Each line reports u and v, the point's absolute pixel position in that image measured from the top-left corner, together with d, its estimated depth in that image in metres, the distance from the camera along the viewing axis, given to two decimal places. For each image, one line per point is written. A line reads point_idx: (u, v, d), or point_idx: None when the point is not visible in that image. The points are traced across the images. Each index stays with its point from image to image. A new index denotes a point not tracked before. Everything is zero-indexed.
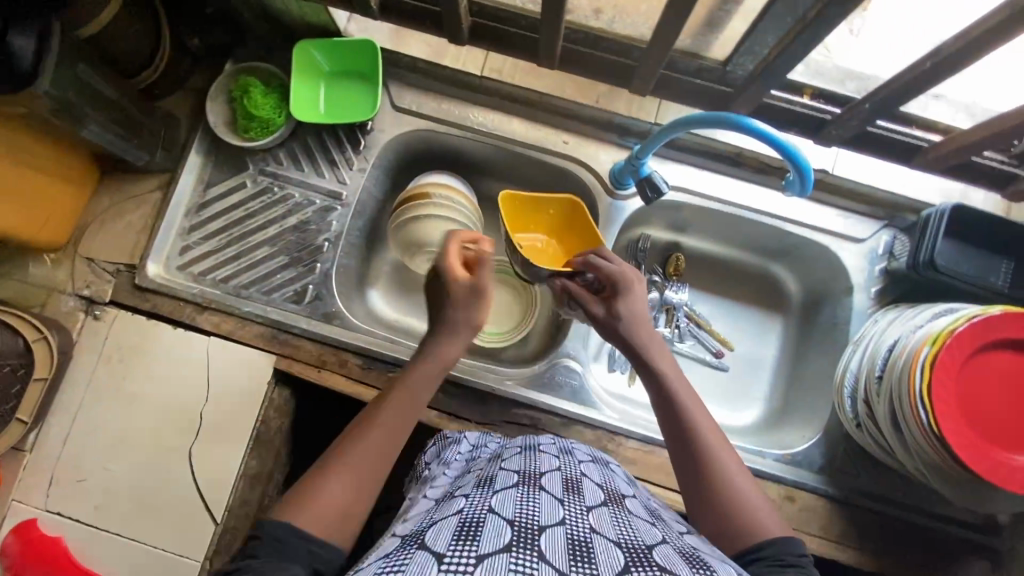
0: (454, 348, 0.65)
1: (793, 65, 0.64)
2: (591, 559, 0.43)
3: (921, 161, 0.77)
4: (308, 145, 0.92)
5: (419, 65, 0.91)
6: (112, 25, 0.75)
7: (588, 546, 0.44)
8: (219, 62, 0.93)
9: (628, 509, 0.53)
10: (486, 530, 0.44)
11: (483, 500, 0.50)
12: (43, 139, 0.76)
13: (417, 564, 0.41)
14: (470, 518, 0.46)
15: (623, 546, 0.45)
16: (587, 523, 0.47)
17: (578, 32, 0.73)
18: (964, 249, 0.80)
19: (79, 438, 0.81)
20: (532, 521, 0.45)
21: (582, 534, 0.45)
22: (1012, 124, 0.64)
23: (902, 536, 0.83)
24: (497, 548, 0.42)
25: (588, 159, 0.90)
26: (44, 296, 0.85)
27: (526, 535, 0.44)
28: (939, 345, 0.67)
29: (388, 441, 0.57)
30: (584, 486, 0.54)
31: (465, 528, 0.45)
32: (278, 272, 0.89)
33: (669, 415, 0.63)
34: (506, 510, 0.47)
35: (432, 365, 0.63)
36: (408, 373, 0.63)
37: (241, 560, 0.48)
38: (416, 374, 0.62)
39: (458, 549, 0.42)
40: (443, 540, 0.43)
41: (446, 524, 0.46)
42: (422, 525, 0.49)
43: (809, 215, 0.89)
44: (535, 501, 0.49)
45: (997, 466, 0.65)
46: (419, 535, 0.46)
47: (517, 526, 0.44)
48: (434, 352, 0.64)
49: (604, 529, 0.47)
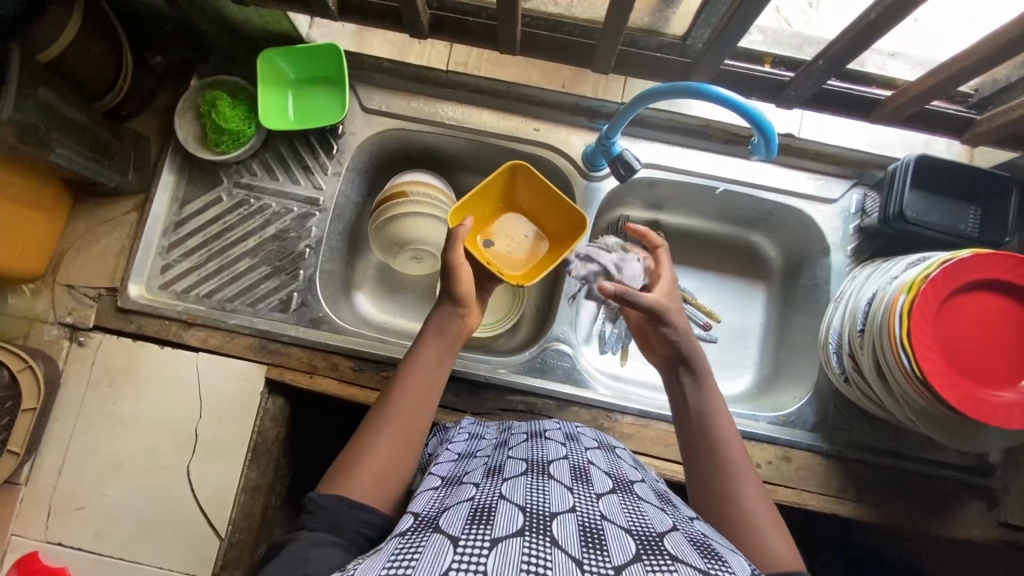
0: (447, 319, 0.72)
1: (745, 30, 0.65)
2: (602, 546, 0.42)
3: (879, 115, 0.78)
4: (280, 154, 0.92)
5: (384, 65, 0.91)
6: (72, 48, 0.75)
7: (600, 534, 0.44)
8: (184, 79, 0.93)
9: (638, 496, 0.53)
10: (498, 514, 0.44)
11: (494, 487, 0.50)
12: (12, 167, 0.76)
13: (434, 547, 0.41)
14: (482, 505, 0.46)
15: (634, 533, 0.45)
16: (597, 510, 0.47)
17: (538, 18, 0.74)
18: (931, 199, 0.82)
19: (74, 466, 0.80)
20: (543, 508, 0.46)
21: (593, 521, 0.46)
22: (959, 69, 0.66)
23: (901, 485, 0.84)
24: (510, 532, 0.42)
25: (561, 144, 0.92)
26: (26, 326, 0.84)
27: (538, 522, 0.44)
28: (914, 292, 0.68)
29: (412, 413, 0.64)
30: (592, 474, 0.55)
31: (478, 514, 0.45)
32: (261, 282, 0.89)
33: (696, 418, 0.66)
34: (518, 497, 0.47)
35: (435, 342, 0.70)
36: (415, 351, 0.70)
37: (293, 531, 0.54)
38: (422, 352, 0.69)
39: (472, 533, 0.42)
40: (458, 524, 0.44)
41: (459, 509, 0.47)
42: (435, 509, 0.49)
43: (781, 181, 0.91)
44: (545, 489, 0.49)
45: (980, 403, 0.67)
46: (433, 519, 0.46)
47: (528, 512, 0.45)
48: (433, 326, 0.72)
49: (615, 516, 0.47)
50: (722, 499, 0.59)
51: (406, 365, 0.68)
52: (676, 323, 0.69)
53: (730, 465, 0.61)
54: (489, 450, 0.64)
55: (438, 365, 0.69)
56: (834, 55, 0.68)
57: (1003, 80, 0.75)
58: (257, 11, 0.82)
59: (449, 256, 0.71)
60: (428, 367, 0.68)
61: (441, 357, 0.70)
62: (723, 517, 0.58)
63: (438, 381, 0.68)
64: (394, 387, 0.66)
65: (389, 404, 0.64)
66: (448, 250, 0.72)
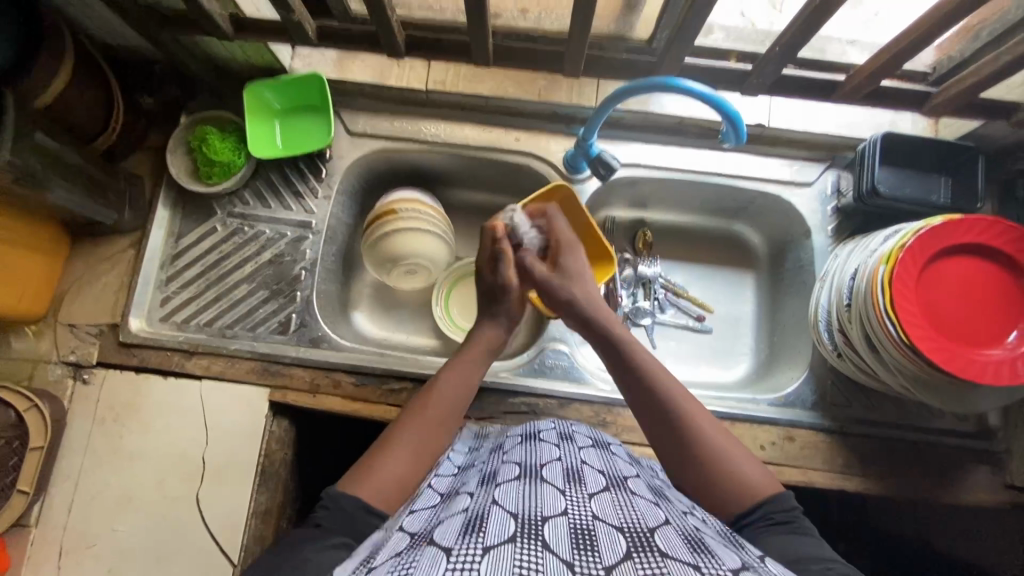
0: (494, 332, 0.75)
1: (701, 25, 0.69)
2: (593, 547, 0.42)
3: (841, 96, 0.82)
4: (271, 181, 0.94)
5: (367, 89, 0.95)
6: (65, 93, 0.78)
7: (591, 534, 0.44)
8: (173, 117, 0.96)
9: (631, 492, 0.53)
10: (490, 523, 0.44)
11: (487, 496, 0.50)
12: (11, 211, 0.78)
13: (428, 560, 0.41)
14: (475, 515, 0.47)
15: (625, 531, 0.44)
16: (589, 511, 0.47)
17: (509, 33, 0.78)
18: (901, 174, 0.85)
19: (84, 503, 0.81)
20: (535, 512, 0.45)
21: (585, 522, 0.45)
22: (906, 46, 0.70)
23: (904, 456, 0.85)
24: (503, 540, 0.42)
25: (542, 151, 0.95)
26: (31, 368, 0.85)
27: (529, 527, 0.43)
28: (893, 262, 0.71)
29: (442, 420, 0.65)
30: (585, 474, 0.54)
31: (471, 525, 0.45)
32: (259, 307, 0.91)
33: (639, 376, 0.66)
34: (510, 505, 0.47)
35: (476, 355, 0.72)
36: (455, 361, 0.71)
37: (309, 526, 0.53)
38: (462, 362, 0.71)
39: (465, 543, 0.42)
40: (451, 535, 0.44)
41: (453, 521, 0.47)
42: (430, 524, 0.49)
43: (756, 169, 0.94)
44: (537, 493, 0.49)
45: (969, 363, 0.68)
46: (427, 535, 0.46)
47: (521, 518, 0.45)
48: (477, 339, 0.74)
49: (607, 516, 0.46)
50: (700, 460, 0.59)
51: (445, 371, 0.70)
52: (567, 291, 0.75)
53: (689, 421, 0.61)
54: (485, 457, 0.65)
55: (473, 377, 0.70)
56: (788, 40, 0.71)
57: (956, 56, 0.79)
58: (241, 47, 0.86)
59: (501, 278, 0.75)
60: (465, 377, 0.70)
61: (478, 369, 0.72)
62: (711, 477, 0.58)
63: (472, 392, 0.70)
64: (430, 392, 0.67)
65: (422, 409, 0.65)
66: (499, 275, 0.75)
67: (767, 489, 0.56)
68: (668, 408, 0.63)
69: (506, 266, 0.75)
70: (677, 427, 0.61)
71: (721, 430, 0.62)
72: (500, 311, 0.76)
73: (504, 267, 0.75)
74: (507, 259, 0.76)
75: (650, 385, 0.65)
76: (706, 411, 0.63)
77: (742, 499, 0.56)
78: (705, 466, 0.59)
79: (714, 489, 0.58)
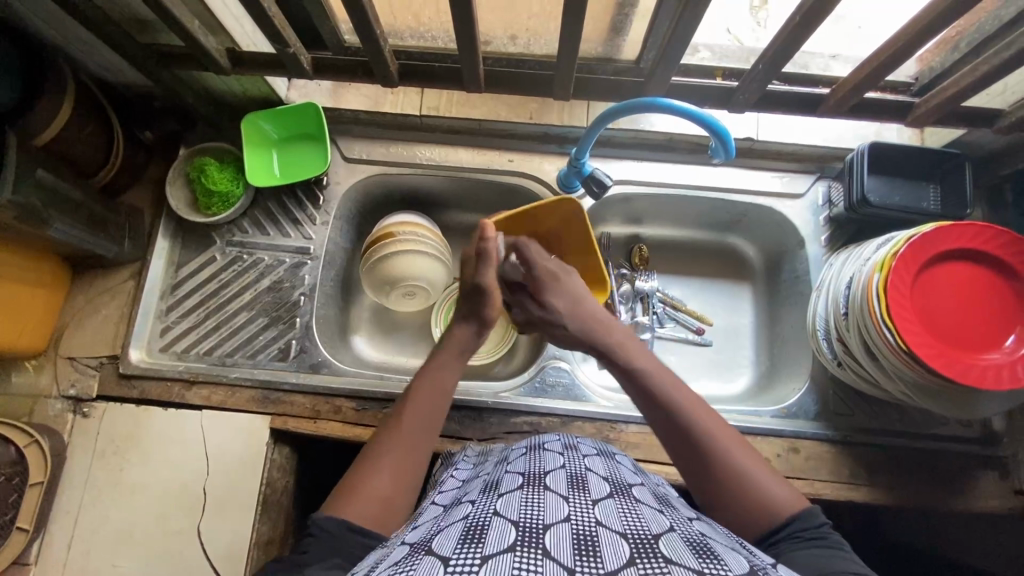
0: (462, 330, 0.74)
1: (685, 46, 0.70)
2: (596, 553, 0.42)
3: (826, 109, 0.84)
4: (270, 209, 0.95)
5: (362, 117, 0.96)
6: (66, 130, 0.80)
7: (594, 541, 0.43)
8: (172, 150, 0.98)
9: (634, 498, 0.52)
10: (491, 532, 0.44)
11: (489, 504, 0.50)
12: (12, 248, 0.79)
13: (424, 568, 0.41)
14: (476, 523, 0.46)
15: (629, 537, 0.44)
16: (592, 517, 0.47)
17: (500, 58, 0.81)
18: (891, 183, 0.86)
19: (84, 539, 0.80)
20: (537, 521, 0.45)
21: (588, 527, 0.45)
22: (886, 59, 0.72)
23: (910, 465, 0.84)
24: (502, 549, 0.41)
25: (535, 172, 0.96)
26: (31, 404, 0.85)
27: (530, 535, 0.43)
28: (886, 269, 0.71)
29: (422, 429, 0.64)
30: (589, 481, 0.54)
31: (471, 533, 0.44)
32: (259, 334, 0.91)
33: (653, 400, 0.63)
34: (512, 513, 0.47)
35: (449, 355, 0.72)
36: (429, 365, 0.71)
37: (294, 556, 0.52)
38: (435, 366, 0.71)
39: (463, 552, 0.41)
40: (450, 544, 0.43)
41: (453, 529, 0.47)
42: (429, 532, 0.49)
43: (749, 183, 0.95)
44: (540, 501, 0.49)
45: (968, 369, 0.68)
46: (426, 542, 0.46)
47: (521, 527, 0.44)
48: (448, 338, 0.73)
49: (610, 522, 0.46)
50: (722, 481, 0.57)
51: (419, 382, 0.69)
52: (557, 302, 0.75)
53: (713, 443, 0.59)
54: (490, 469, 0.64)
55: (450, 378, 0.70)
56: (772, 57, 0.73)
57: (939, 66, 0.81)
58: (237, 79, 0.88)
59: (482, 280, 0.73)
60: (444, 381, 0.69)
61: (457, 369, 0.71)
62: (734, 496, 0.57)
63: (450, 395, 0.69)
64: (405, 405, 0.66)
65: (398, 425, 0.64)
66: (481, 273, 0.73)
67: (791, 507, 0.55)
68: (692, 430, 0.60)
69: (488, 264, 0.73)
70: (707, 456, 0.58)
71: (745, 447, 0.59)
72: (473, 312, 0.74)
73: (487, 269, 0.73)
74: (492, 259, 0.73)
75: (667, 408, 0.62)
76: (736, 433, 0.61)
77: (760, 518, 0.55)
78: (727, 486, 0.57)
79: (736, 507, 0.56)
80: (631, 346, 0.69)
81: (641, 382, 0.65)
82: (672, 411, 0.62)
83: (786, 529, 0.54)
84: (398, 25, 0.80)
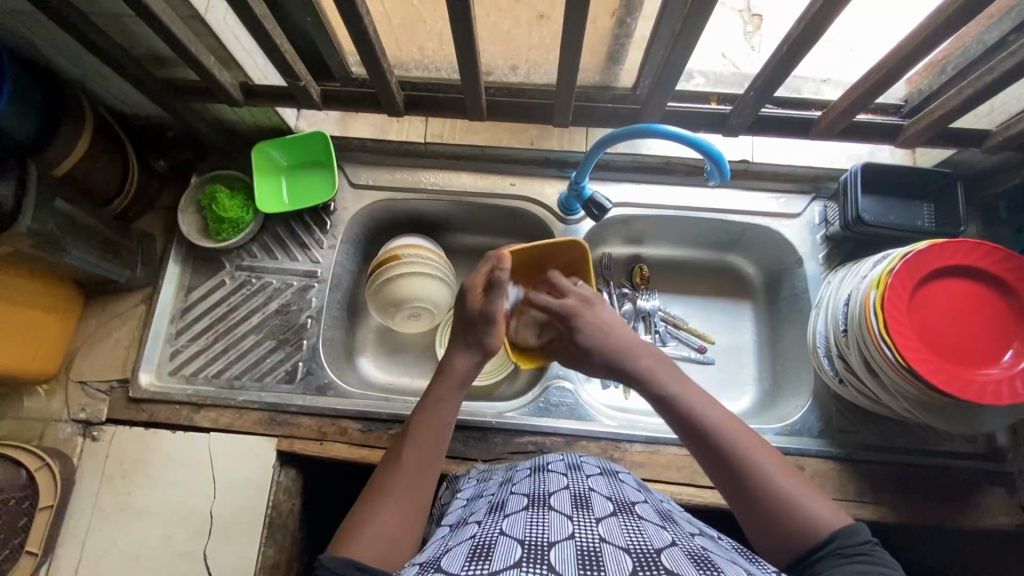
0: (462, 359, 0.73)
1: (679, 74, 0.73)
2: (599, 566, 0.42)
3: (817, 131, 0.87)
4: (278, 234, 0.98)
5: (369, 145, 1.00)
6: (83, 161, 0.83)
7: (598, 555, 0.44)
8: (184, 178, 1.01)
9: (637, 515, 0.53)
10: (498, 549, 0.45)
11: (496, 524, 0.50)
12: (30, 275, 0.82)
13: None
14: (483, 542, 0.47)
15: (632, 552, 0.44)
16: (596, 534, 0.47)
17: (501, 88, 0.84)
18: (884, 202, 0.88)
19: (90, 564, 0.80)
20: (542, 538, 0.46)
21: (591, 543, 0.45)
22: (873, 84, 0.74)
23: (915, 481, 0.84)
24: (508, 565, 0.42)
25: (537, 196, 0.99)
26: (42, 427, 0.87)
27: (535, 552, 0.44)
28: (883, 287, 0.72)
29: (422, 463, 0.63)
30: (592, 500, 0.54)
31: (478, 551, 0.45)
32: (267, 356, 0.92)
33: (685, 418, 0.61)
34: (518, 532, 0.47)
35: (450, 385, 0.71)
36: (428, 397, 0.70)
37: None
38: (435, 397, 0.70)
39: (472, 569, 0.42)
40: (458, 562, 0.44)
41: (460, 549, 0.47)
42: (438, 552, 0.49)
43: (745, 203, 0.97)
44: (544, 520, 0.49)
45: (970, 384, 0.69)
46: (435, 561, 0.46)
47: (528, 544, 0.45)
48: (448, 366, 0.72)
49: (613, 538, 0.47)
50: (766, 504, 0.54)
51: (418, 415, 0.68)
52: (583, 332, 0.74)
53: (745, 456, 0.56)
54: (494, 491, 0.64)
55: (449, 410, 0.69)
56: (763, 83, 0.76)
57: (927, 89, 0.84)
58: (249, 110, 0.91)
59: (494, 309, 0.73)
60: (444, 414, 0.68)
61: (455, 400, 0.70)
62: (776, 517, 0.53)
63: (451, 427, 0.68)
64: (406, 440, 0.66)
65: (400, 460, 0.64)
66: (491, 302, 0.73)
67: (834, 521, 0.52)
68: (725, 446, 0.57)
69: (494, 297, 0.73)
70: (741, 470, 0.56)
71: (782, 462, 0.57)
72: (482, 341, 0.73)
73: (497, 297, 0.73)
74: (503, 288, 0.73)
75: (697, 424, 0.60)
76: (770, 446, 0.58)
77: (801, 536, 0.52)
78: (774, 510, 0.53)
79: (782, 528, 0.53)
80: (662, 370, 0.66)
81: (678, 408, 0.62)
82: (702, 429, 0.59)
83: (824, 547, 0.51)
84: (403, 56, 0.84)
